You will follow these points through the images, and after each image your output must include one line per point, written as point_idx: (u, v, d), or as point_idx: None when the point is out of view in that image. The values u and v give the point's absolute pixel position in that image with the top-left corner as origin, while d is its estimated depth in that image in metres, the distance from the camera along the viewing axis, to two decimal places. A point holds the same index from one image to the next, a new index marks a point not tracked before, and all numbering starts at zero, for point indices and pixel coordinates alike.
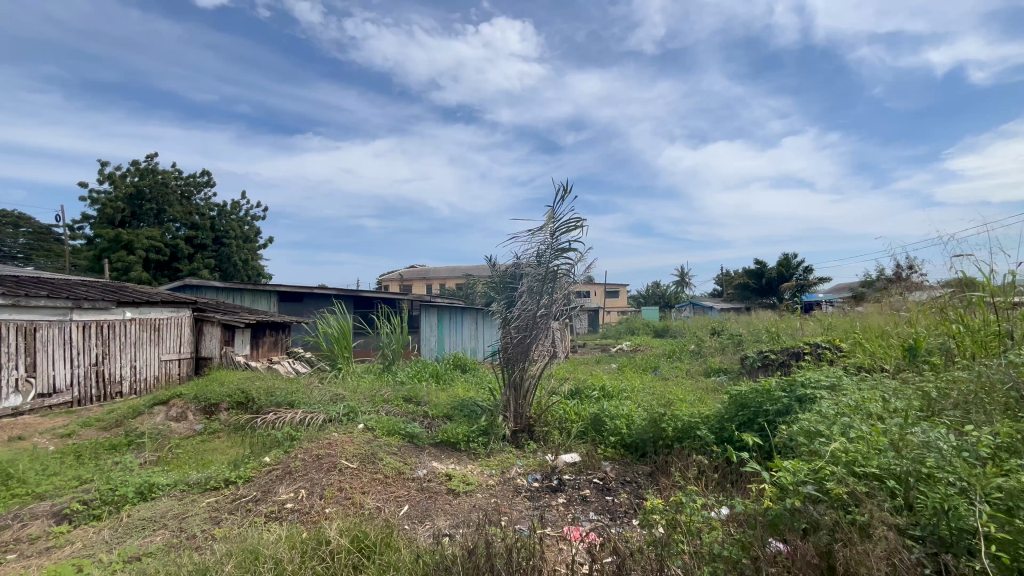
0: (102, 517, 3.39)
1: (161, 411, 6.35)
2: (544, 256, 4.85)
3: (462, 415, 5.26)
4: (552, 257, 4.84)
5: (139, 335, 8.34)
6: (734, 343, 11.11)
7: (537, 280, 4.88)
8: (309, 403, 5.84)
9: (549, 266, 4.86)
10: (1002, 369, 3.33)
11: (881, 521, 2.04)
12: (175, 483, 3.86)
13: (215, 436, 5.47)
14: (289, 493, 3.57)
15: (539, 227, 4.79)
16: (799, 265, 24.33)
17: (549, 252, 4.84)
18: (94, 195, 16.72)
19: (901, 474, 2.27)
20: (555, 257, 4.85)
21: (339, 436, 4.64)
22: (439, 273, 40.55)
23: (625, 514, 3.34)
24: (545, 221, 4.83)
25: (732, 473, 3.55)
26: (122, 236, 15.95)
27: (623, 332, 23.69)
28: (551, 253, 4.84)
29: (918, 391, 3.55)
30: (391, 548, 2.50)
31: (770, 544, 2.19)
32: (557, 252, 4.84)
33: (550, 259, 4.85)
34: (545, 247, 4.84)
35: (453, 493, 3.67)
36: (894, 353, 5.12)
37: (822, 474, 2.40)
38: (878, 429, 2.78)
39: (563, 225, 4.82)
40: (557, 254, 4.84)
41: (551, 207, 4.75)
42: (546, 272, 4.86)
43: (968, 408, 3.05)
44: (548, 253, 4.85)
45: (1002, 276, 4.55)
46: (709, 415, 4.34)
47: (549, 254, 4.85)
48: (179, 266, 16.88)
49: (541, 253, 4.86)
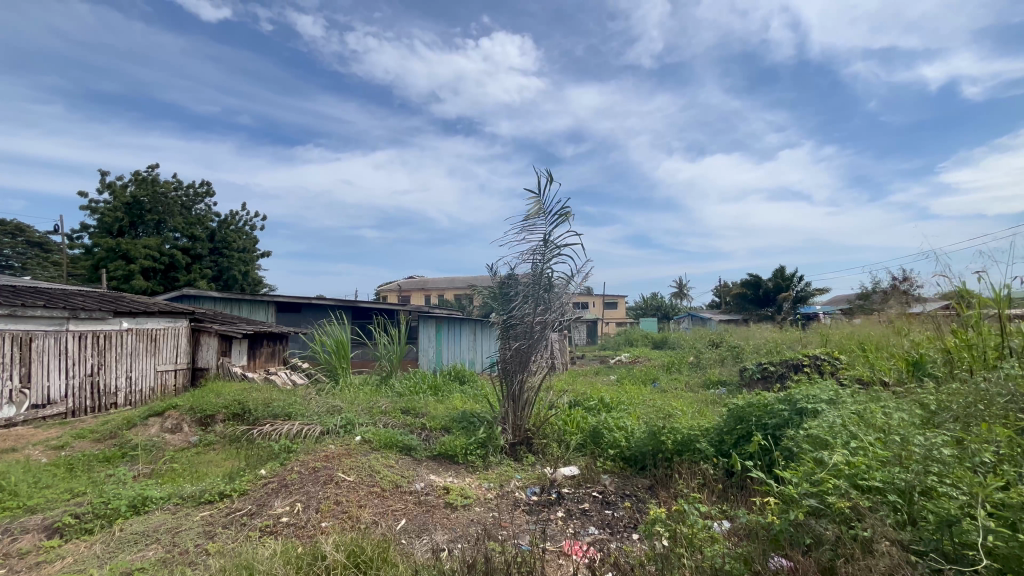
0: (93, 531, 3.34)
1: (156, 423, 6.29)
2: (540, 250, 4.84)
3: (460, 427, 5.24)
4: (548, 251, 4.84)
5: (136, 345, 8.31)
6: (734, 356, 11.04)
7: (537, 282, 4.87)
8: (305, 415, 5.79)
9: (547, 263, 4.86)
10: (1001, 382, 3.33)
11: (884, 536, 2.02)
12: (168, 496, 3.80)
13: (210, 448, 5.43)
14: (285, 507, 3.53)
15: (528, 216, 4.78)
16: (797, 278, 24.41)
17: (546, 248, 4.84)
18: (95, 205, 16.70)
19: (904, 489, 2.24)
20: (550, 249, 4.84)
21: (336, 448, 4.61)
22: (439, 285, 40.73)
23: (625, 528, 3.31)
24: (536, 210, 4.83)
25: (734, 486, 3.53)
26: (121, 245, 15.96)
27: (621, 344, 23.70)
28: (546, 245, 4.83)
29: (919, 404, 3.52)
30: (388, 564, 2.46)
31: (772, 560, 2.18)
32: (552, 243, 4.83)
33: (547, 255, 4.84)
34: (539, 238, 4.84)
35: (450, 507, 3.63)
36: (894, 365, 5.13)
37: (825, 487, 2.37)
38: (882, 442, 2.76)
39: (553, 214, 4.82)
40: (555, 249, 4.84)
41: (537, 196, 4.75)
42: (543, 268, 4.86)
43: (968, 421, 3.04)
44: (543, 262, 4.86)
45: (1002, 288, 4.55)
46: (709, 427, 4.30)
47: (544, 249, 4.84)
48: (177, 275, 16.90)
49: (535, 245, 4.85)
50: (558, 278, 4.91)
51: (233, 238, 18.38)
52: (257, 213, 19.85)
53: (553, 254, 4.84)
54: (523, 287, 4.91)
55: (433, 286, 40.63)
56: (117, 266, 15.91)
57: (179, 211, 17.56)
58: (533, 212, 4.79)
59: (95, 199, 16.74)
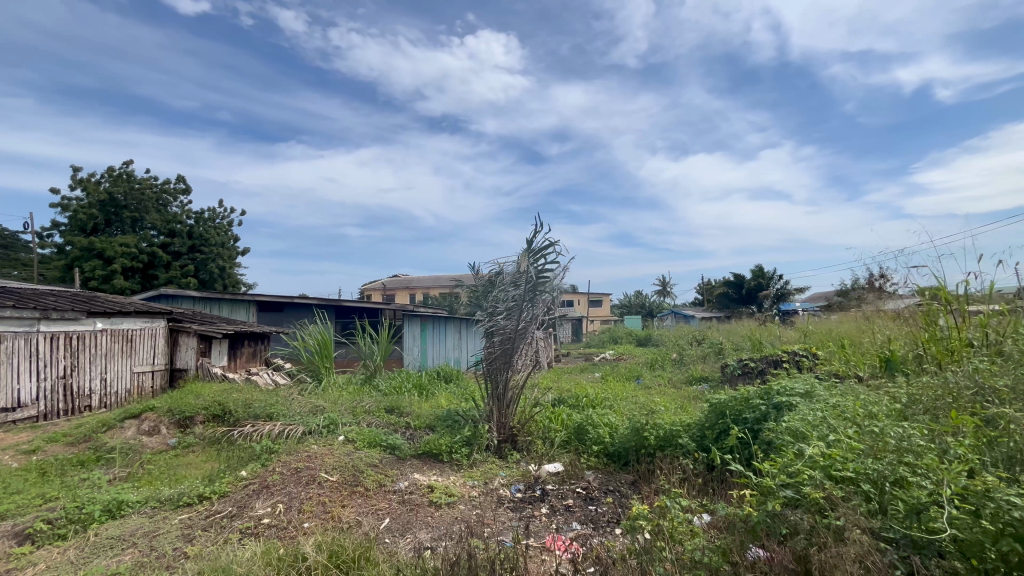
0: (67, 536, 3.26)
1: (133, 426, 6.16)
2: (523, 279, 4.85)
3: (445, 425, 5.21)
4: (532, 278, 4.86)
5: (110, 347, 8.08)
6: (716, 352, 11.24)
7: (521, 297, 4.86)
8: (287, 415, 5.72)
9: (529, 287, 4.89)
10: (969, 374, 3.44)
11: (855, 525, 2.07)
12: (145, 500, 3.73)
13: (189, 450, 5.33)
14: (266, 508, 3.49)
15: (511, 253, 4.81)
16: (777, 275, 24.92)
17: (528, 278, 4.85)
18: (67, 202, 16.19)
19: (876, 478, 2.31)
20: (532, 279, 4.86)
21: (319, 449, 4.56)
22: (423, 283, 40.65)
23: (608, 523, 3.35)
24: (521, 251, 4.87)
25: (715, 480, 3.59)
26: (97, 243, 15.54)
27: (606, 341, 23.93)
28: (529, 276, 4.85)
29: (891, 398, 3.63)
30: (370, 563, 2.44)
31: (750, 551, 2.22)
32: (534, 275, 4.86)
33: (529, 282, 4.87)
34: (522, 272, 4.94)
35: (434, 506, 3.62)
36: (869, 362, 5.29)
37: (802, 478, 2.44)
38: (858, 434, 2.82)
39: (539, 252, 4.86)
40: (536, 279, 4.88)
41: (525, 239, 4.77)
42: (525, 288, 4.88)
43: (936, 413, 3.16)
44: (525, 281, 4.85)
45: (965, 284, 4.75)
46: (689, 423, 4.36)
47: (529, 275, 4.86)
48: (155, 273, 16.51)
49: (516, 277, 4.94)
50: (540, 295, 4.97)
51: (213, 235, 17.99)
52: (237, 209, 19.49)
53: (535, 282, 4.89)
54: (508, 300, 4.88)
55: (420, 285, 40.52)
56: (93, 265, 15.50)
57: (155, 208, 17.16)
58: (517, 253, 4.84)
59: (67, 195, 16.25)
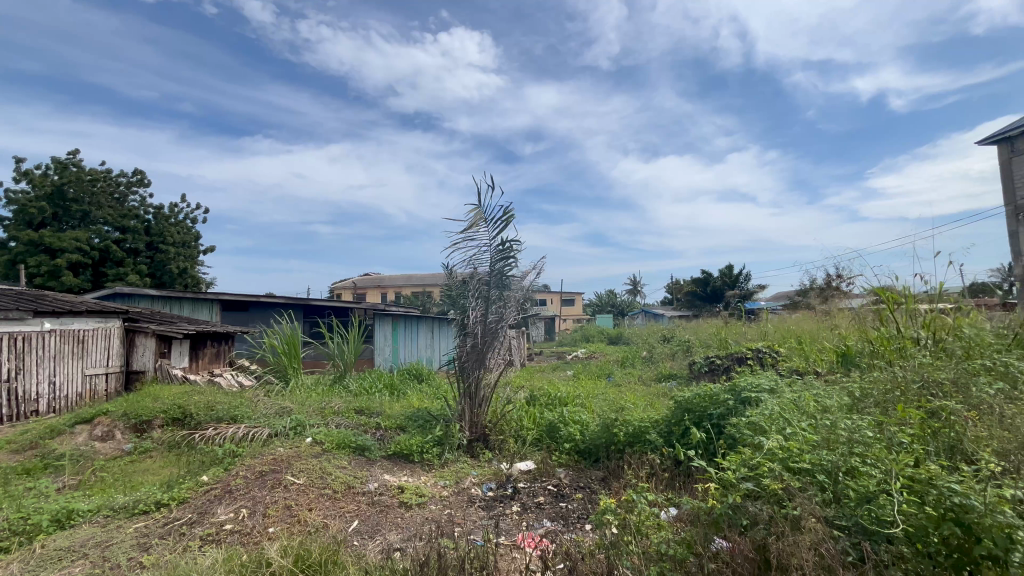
0: (11, 549, 3.07)
1: (84, 431, 5.86)
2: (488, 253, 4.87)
3: (416, 426, 5.15)
4: (497, 251, 4.86)
5: (60, 348, 7.66)
6: (685, 350, 11.52)
7: (490, 278, 4.90)
8: (252, 418, 5.55)
9: (499, 264, 4.90)
10: (915, 369, 3.64)
11: (811, 514, 2.16)
12: (98, 508, 3.55)
13: (146, 456, 5.10)
14: (229, 513, 3.38)
15: (469, 225, 4.82)
16: (741, 275, 25.80)
17: (493, 251, 4.86)
18: (10, 195, 15.21)
19: (830, 469, 2.41)
20: (499, 252, 4.86)
21: (285, 451, 4.45)
22: (394, 282, 40.13)
23: (578, 519, 3.39)
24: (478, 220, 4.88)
25: (681, 474, 3.68)
26: (44, 238, 14.66)
27: (578, 340, 24.18)
28: (495, 249, 4.85)
29: (845, 391, 3.81)
30: (337, 566, 2.40)
31: (713, 541, 2.28)
32: (499, 245, 4.85)
33: (496, 254, 4.87)
34: (485, 244, 4.93)
35: (404, 507, 3.58)
36: (826, 359, 5.53)
37: (761, 470, 2.54)
38: (812, 427, 2.95)
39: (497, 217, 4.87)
40: (501, 251, 4.86)
41: (478, 206, 4.77)
42: (494, 267, 4.90)
43: (885, 406, 3.33)
44: (493, 257, 4.87)
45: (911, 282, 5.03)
46: (658, 419, 4.45)
47: (494, 249, 4.86)
48: (109, 271, 15.70)
49: (480, 250, 4.94)
50: (510, 271, 4.93)
51: (172, 232, 17.25)
52: (200, 205, 18.75)
53: (502, 255, 4.88)
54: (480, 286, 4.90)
55: (391, 283, 39.96)
56: (39, 261, 14.62)
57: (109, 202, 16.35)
58: (474, 221, 4.81)
59: (11, 188, 15.28)
